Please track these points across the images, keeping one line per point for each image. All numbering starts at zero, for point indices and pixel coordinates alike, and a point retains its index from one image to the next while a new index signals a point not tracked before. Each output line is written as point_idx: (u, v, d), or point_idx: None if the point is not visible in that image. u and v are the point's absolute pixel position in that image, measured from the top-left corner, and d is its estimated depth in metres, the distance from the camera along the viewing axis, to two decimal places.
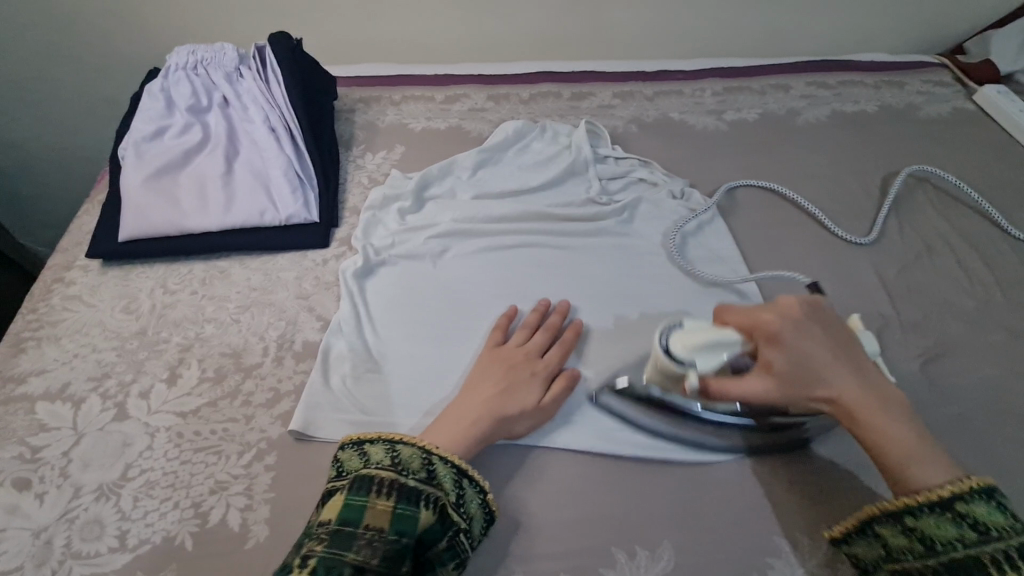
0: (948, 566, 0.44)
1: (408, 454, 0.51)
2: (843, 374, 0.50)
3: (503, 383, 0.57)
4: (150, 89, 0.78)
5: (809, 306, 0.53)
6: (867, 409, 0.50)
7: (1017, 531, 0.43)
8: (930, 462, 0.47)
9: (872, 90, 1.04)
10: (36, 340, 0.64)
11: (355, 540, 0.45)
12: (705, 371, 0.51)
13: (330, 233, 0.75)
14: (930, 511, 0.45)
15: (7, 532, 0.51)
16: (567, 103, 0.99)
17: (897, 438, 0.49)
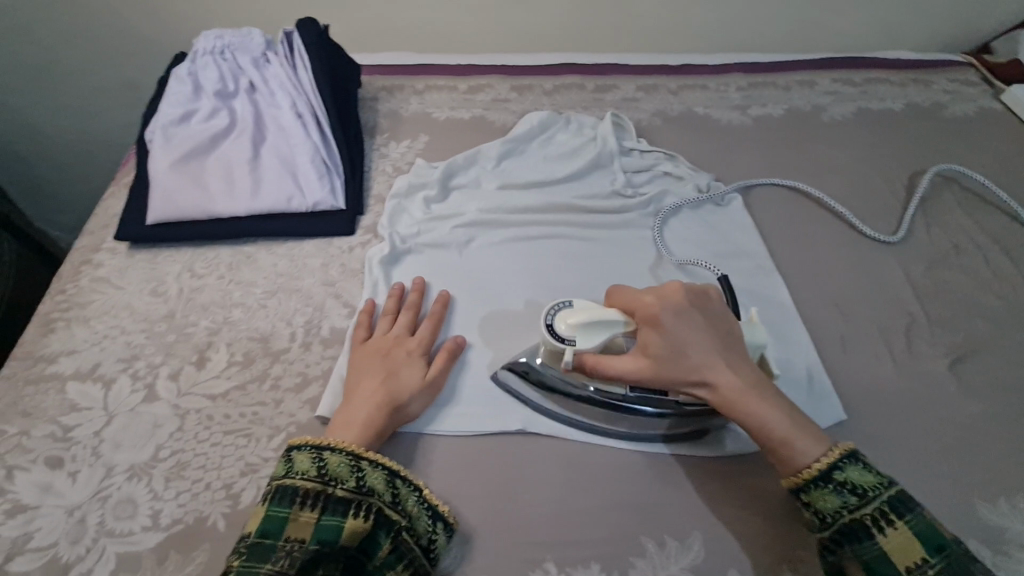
0: (843, 534, 0.46)
1: (335, 462, 0.50)
2: (723, 360, 0.52)
3: (383, 364, 0.58)
4: (178, 73, 0.78)
5: (693, 291, 0.55)
6: (743, 394, 0.50)
7: (884, 486, 0.47)
8: (805, 436, 0.49)
9: (898, 88, 1.03)
10: (66, 321, 0.64)
11: (274, 553, 0.45)
12: (585, 347, 0.55)
13: (355, 221, 0.75)
14: (816, 485, 0.47)
15: (42, 509, 0.51)
16: (590, 95, 0.98)
17: (772, 418, 0.49)
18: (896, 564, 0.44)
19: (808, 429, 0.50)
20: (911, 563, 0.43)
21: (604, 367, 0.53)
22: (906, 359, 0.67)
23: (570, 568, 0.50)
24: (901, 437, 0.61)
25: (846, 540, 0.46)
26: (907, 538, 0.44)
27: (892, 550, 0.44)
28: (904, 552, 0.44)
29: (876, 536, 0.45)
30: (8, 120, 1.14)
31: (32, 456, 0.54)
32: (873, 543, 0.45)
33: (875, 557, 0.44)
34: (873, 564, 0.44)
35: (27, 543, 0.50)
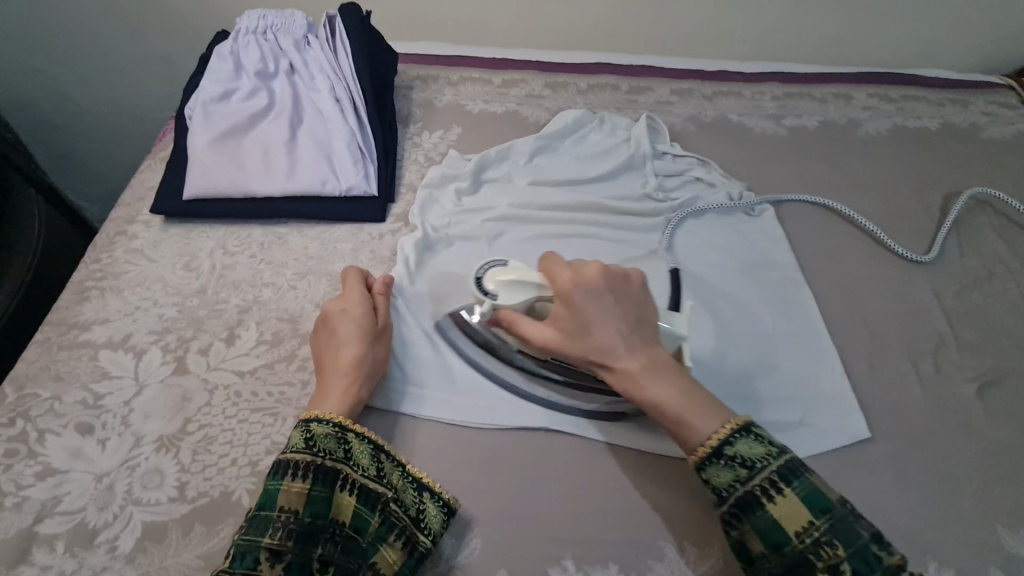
0: (739, 507, 0.46)
1: (322, 435, 0.50)
2: (628, 339, 0.52)
3: (349, 325, 0.57)
4: (220, 50, 0.78)
5: (612, 274, 0.55)
6: (641, 372, 0.51)
7: (774, 456, 0.47)
8: (700, 414, 0.49)
9: (935, 106, 1.02)
10: (100, 290, 0.65)
11: (271, 524, 0.45)
12: (506, 305, 0.56)
13: (387, 208, 0.75)
14: (710, 461, 0.48)
15: (72, 474, 0.52)
16: (624, 96, 0.98)
17: (663, 397, 0.50)
18: (786, 529, 0.44)
19: (704, 406, 0.50)
20: (799, 528, 0.44)
21: (518, 328, 0.55)
22: (934, 380, 0.66)
23: (589, 567, 0.50)
24: (925, 459, 0.60)
25: (741, 513, 0.46)
26: (793, 504, 0.45)
27: (780, 518, 0.44)
28: (792, 518, 0.44)
29: (767, 505, 0.45)
30: (43, 87, 1.15)
31: (63, 421, 0.55)
32: (764, 511, 0.45)
33: (767, 526, 0.44)
34: (765, 533, 0.44)
35: (56, 507, 0.50)
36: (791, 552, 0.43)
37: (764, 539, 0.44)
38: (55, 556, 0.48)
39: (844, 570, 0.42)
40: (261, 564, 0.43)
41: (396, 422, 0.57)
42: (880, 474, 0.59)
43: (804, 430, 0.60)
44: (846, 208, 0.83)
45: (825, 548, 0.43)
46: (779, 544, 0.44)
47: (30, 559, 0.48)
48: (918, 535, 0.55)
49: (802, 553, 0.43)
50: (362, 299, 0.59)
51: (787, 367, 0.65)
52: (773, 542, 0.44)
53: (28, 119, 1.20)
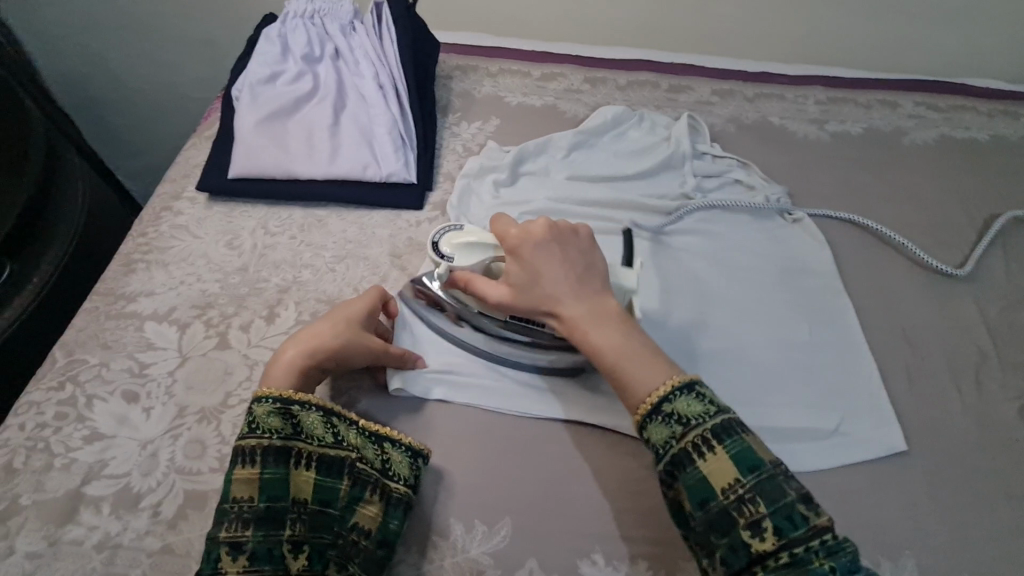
0: (672, 465, 0.45)
1: (265, 414, 0.49)
2: (573, 292, 0.52)
3: (335, 312, 0.57)
4: (269, 33, 0.79)
5: (557, 227, 0.54)
6: (582, 324, 0.50)
7: (710, 415, 0.46)
8: (642, 367, 0.48)
9: (985, 118, 0.98)
10: (146, 263, 0.67)
11: (226, 517, 0.45)
12: (461, 266, 0.56)
13: (425, 196, 0.76)
14: (649, 417, 0.46)
15: (117, 439, 0.54)
16: (664, 94, 0.97)
17: (603, 349, 0.49)
18: (712, 485, 0.44)
19: (646, 360, 0.49)
20: (725, 485, 0.43)
21: (473, 288, 0.54)
22: (974, 398, 0.65)
23: (618, 562, 0.50)
24: (961, 476, 0.59)
25: (674, 471, 0.45)
26: (723, 462, 0.44)
27: (710, 475, 0.44)
28: (720, 475, 0.44)
29: (697, 463, 0.44)
30: (91, 64, 1.18)
31: (110, 387, 0.57)
32: (695, 468, 0.44)
33: (695, 483, 0.44)
34: (693, 490, 0.44)
35: (103, 470, 0.52)
36: (717, 509, 0.43)
37: (692, 496, 0.44)
38: (101, 516, 0.50)
39: (766, 528, 0.41)
40: (222, 560, 0.44)
41: (430, 408, 0.58)
42: (914, 489, 0.58)
43: (841, 438, 0.60)
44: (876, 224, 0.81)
45: (749, 504, 0.42)
46: (706, 500, 0.43)
47: (77, 518, 0.50)
48: (952, 551, 0.54)
49: (727, 510, 0.43)
50: (364, 301, 0.58)
51: (782, 366, 0.64)
52: (700, 498, 0.44)
53: (77, 95, 1.23)
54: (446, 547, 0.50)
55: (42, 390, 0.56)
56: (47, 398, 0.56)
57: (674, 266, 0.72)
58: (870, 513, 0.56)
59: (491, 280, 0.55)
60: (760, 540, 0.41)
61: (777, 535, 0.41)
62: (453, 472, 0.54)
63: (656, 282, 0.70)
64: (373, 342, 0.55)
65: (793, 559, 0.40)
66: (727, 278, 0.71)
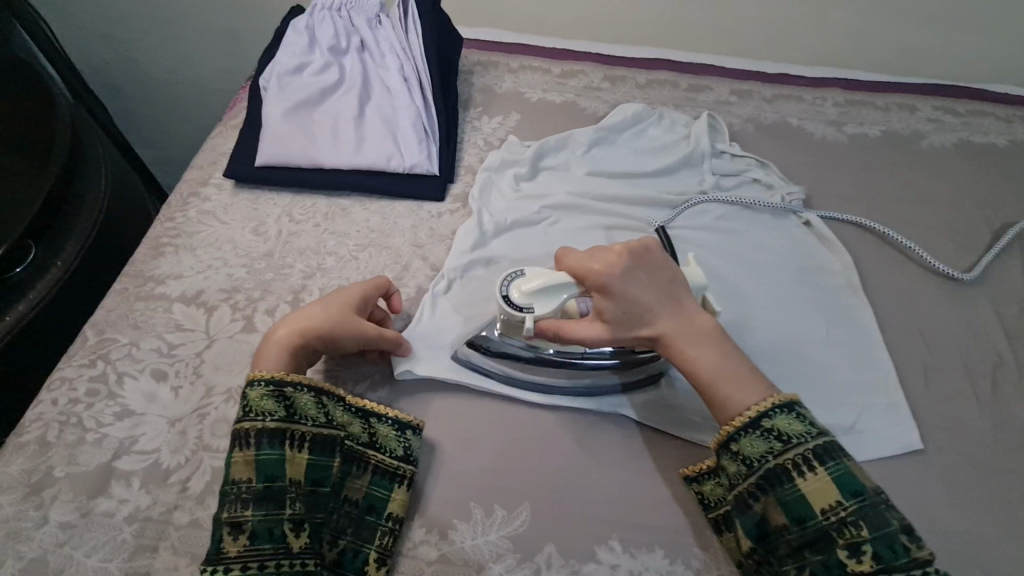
0: (768, 480, 0.47)
1: (258, 398, 0.50)
2: (665, 313, 0.53)
3: (331, 295, 0.57)
4: (297, 25, 0.81)
5: (636, 248, 0.55)
6: (680, 342, 0.52)
7: (812, 437, 0.47)
8: (744, 385, 0.50)
9: (1003, 123, 0.98)
10: (174, 246, 0.68)
11: (227, 498, 0.47)
12: (545, 317, 0.54)
13: (446, 188, 0.77)
14: (745, 431, 0.49)
15: (147, 417, 0.55)
16: (683, 93, 0.97)
17: (703, 367, 0.51)
18: (812, 504, 0.46)
19: (745, 377, 0.51)
20: (826, 505, 0.45)
21: (567, 334, 0.54)
22: (991, 400, 0.65)
23: (636, 549, 0.51)
24: (977, 477, 0.59)
25: (770, 486, 0.47)
26: (825, 483, 0.46)
27: (809, 493, 0.46)
28: (820, 495, 0.46)
29: (797, 479, 0.46)
30: (115, 53, 1.20)
31: (140, 366, 0.58)
32: (794, 485, 0.46)
33: (793, 499, 0.46)
34: (790, 506, 0.46)
35: (133, 445, 0.53)
36: (813, 527, 0.45)
37: (788, 511, 0.46)
38: (132, 490, 0.51)
39: (866, 552, 0.44)
40: (225, 539, 0.46)
41: (451, 394, 0.59)
42: (930, 486, 0.58)
43: (858, 435, 0.60)
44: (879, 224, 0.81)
45: (850, 527, 0.44)
46: (803, 517, 0.46)
47: (109, 491, 0.51)
48: (966, 549, 0.55)
49: (826, 529, 0.45)
50: (362, 288, 0.59)
51: (793, 368, 0.64)
52: (798, 514, 0.46)
53: (102, 83, 1.25)
54: (466, 530, 0.51)
55: (74, 366, 0.58)
56: (79, 374, 0.57)
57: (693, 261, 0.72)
58: None
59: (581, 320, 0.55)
60: (858, 562, 0.44)
61: (876, 560, 0.43)
62: (472, 458, 0.55)
63: None
64: (361, 330, 0.55)
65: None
66: (737, 279, 0.71)
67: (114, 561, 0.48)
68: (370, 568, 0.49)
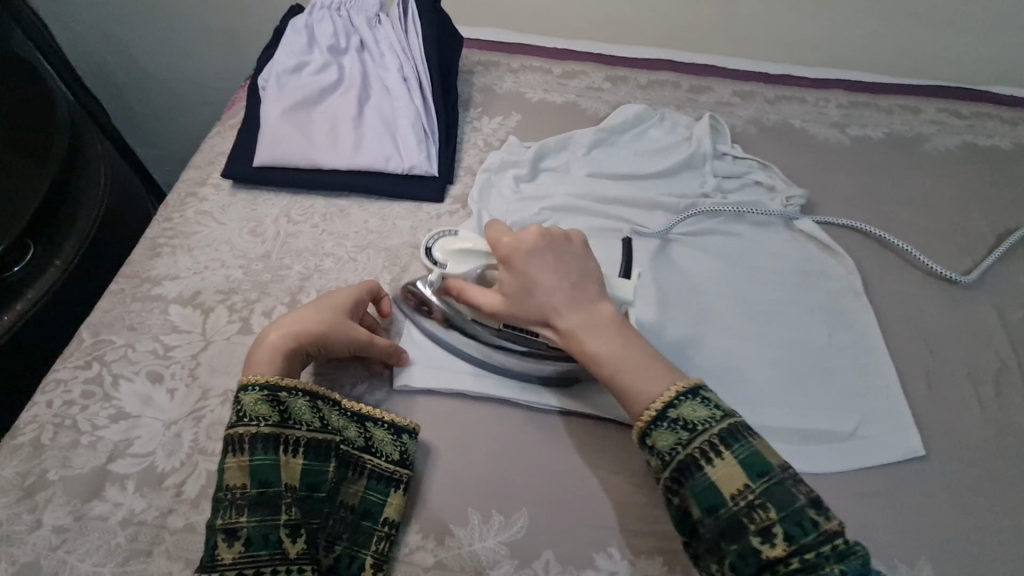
0: (678, 472, 0.45)
1: (252, 402, 0.48)
2: (570, 301, 0.52)
3: (321, 299, 0.57)
4: (295, 24, 0.80)
5: (550, 233, 0.54)
6: (582, 331, 0.51)
7: (716, 421, 0.46)
8: (642, 375, 0.48)
9: (1007, 126, 0.97)
10: (171, 247, 0.67)
11: (221, 505, 0.45)
12: (454, 274, 0.56)
13: (445, 189, 0.76)
14: (654, 424, 0.46)
15: (143, 419, 0.54)
16: (684, 94, 0.97)
17: (598, 351, 0.50)
18: (721, 491, 0.43)
19: (644, 368, 0.49)
20: (734, 491, 0.43)
21: (466, 296, 0.54)
22: (994, 406, 0.64)
23: (634, 556, 0.50)
24: (980, 484, 0.59)
25: (681, 477, 0.45)
26: (732, 468, 0.43)
27: (717, 480, 0.43)
28: (728, 480, 0.43)
29: (705, 468, 0.44)
30: (114, 52, 1.19)
31: (136, 368, 0.58)
32: (703, 474, 0.44)
33: (702, 489, 0.43)
34: (700, 497, 0.44)
35: (128, 448, 0.53)
36: (725, 516, 0.43)
37: (699, 503, 0.44)
38: (126, 494, 0.50)
39: (777, 534, 0.41)
40: (219, 547, 0.44)
41: (447, 398, 0.58)
42: (932, 492, 0.58)
43: (860, 442, 0.60)
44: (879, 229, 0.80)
45: (759, 510, 0.42)
46: (714, 507, 0.43)
47: (103, 495, 0.50)
48: (968, 557, 0.54)
49: (737, 516, 0.42)
50: (355, 291, 0.59)
51: (793, 372, 0.64)
52: (709, 504, 0.43)
53: (101, 81, 1.24)
54: (464, 535, 0.51)
55: (69, 368, 0.57)
56: (74, 376, 0.57)
57: (693, 263, 0.72)
58: (887, 518, 0.56)
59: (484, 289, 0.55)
60: (771, 547, 0.41)
61: (788, 542, 0.41)
62: (472, 462, 0.54)
63: (671, 280, 0.69)
64: (357, 333, 0.55)
65: (804, 565, 0.40)
66: (730, 282, 0.71)
67: (107, 565, 0.47)
68: (366, 573, 0.48)
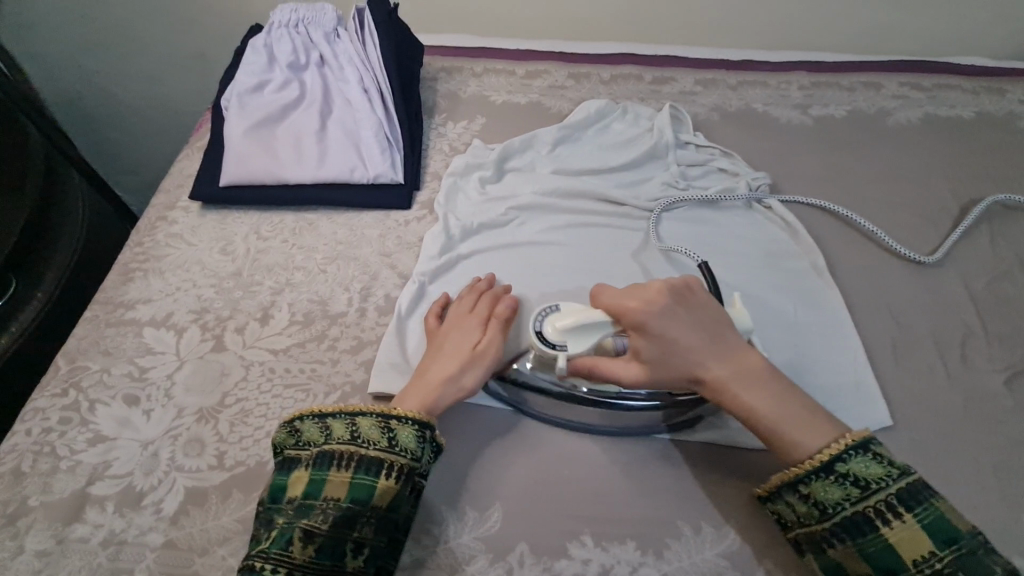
0: (845, 526, 0.46)
1: (367, 426, 0.51)
2: (713, 357, 0.52)
3: (450, 344, 0.58)
4: (254, 44, 0.81)
5: (673, 287, 0.54)
6: (733, 385, 0.50)
7: (893, 478, 0.46)
8: (807, 431, 0.49)
9: (970, 96, 0.98)
10: (143, 271, 0.69)
11: (311, 510, 0.47)
12: (578, 353, 0.53)
13: (412, 196, 0.78)
14: (817, 477, 0.47)
15: (120, 441, 0.56)
16: (647, 86, 0.98)
17: (760, 410, 0.50)
18: (900, 556, 0.44)
19: (805, 420, 0.49)
20: (916, 556, 0.44)
21: (601, 370, 0.53)
22: (960, 372, 0.65)
23: (607, 543, 0.51)
24: (949, 450, 0.59)
25: (850, 533, 0.46)
26: (913, 531, 0.44)
27: (896, 542, 0.44)
28: (910, 544, 0.44)
29: (881, 528, 0.45)
30: (87, 83, 1.21)
31: (112, 392, 0.59)
32: (879, 535, 0.45)
33: (878, 549, 0.44)
34: (875, 557, 0.44)
35: (107, 470, 0.54)
36: None
37: (874, 561, 0.45)
38: (106, 515, 0.51)
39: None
40: (294, 543, 0.46)
41: None
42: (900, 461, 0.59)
43: None
44: (843, 210, 0.81)
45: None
46: (892, 568, 0.44)
47: (84, 517, 0.51)
48: None
49: None
50: (472, 324, 0.59)
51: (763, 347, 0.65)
52: (886, 566, 0.44)
53: (76, 113, 1.26)
54: (438, 534, 0.52)
55: (46, 397, 0.58)
56: (52, 404, 0.58)
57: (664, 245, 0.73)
58: None
59: (616, 359, 0.54)
60: None
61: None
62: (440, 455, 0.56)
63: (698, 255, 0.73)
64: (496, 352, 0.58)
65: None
66: (738, 264, 0.72)
67: None
68: None
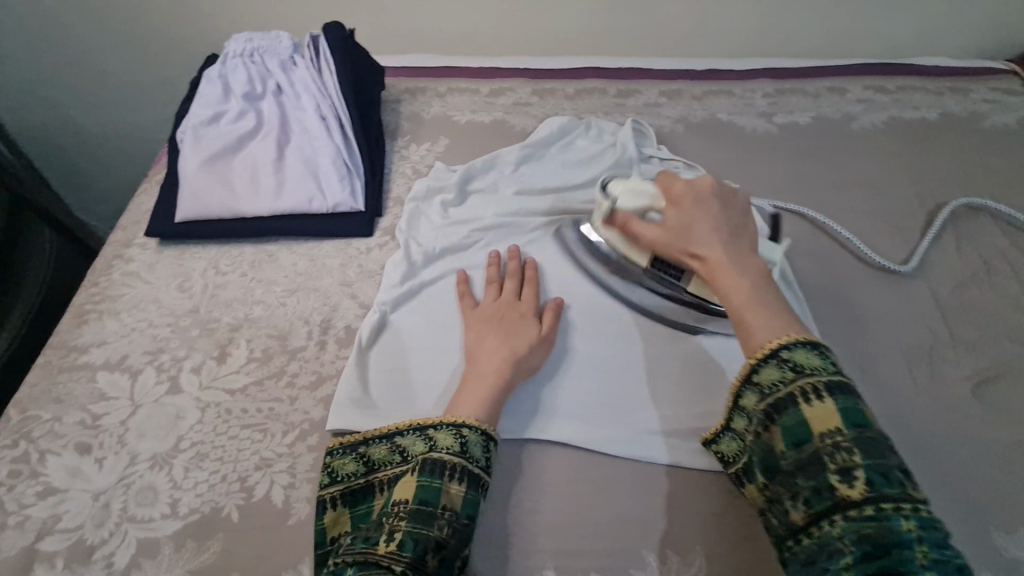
0: (773, 407, 0.45)
1: (473, 441, 0.51)
2: (722, 243, 0.56)
3: (506, 330, 0.60)
4: (209, 75, 0.81)
5: (722, 190, 0.60)
6: (724, 265, 0.54)
7: (829, 371, 0.45)
8: (767, 318, 0.49)
9: (933, 97, 0.98)
10: (98, 312, 0.67)
11: (434, 520, 0.46)
12: (624, 208, 0.64)
13: (374, 222, 0.77)
14: (760, 359, 0.47)
15: (71, 493, 0.54)
16: (612, 100, 0.98)
17: (735, 288, 0.52)
18: (810, 429, 0.43)
19: (772, 312, 0.50)
20: (824, 430, 0.42)
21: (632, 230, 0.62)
22: (928, 380, 0.65)
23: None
24: (916, 462, 0.59)
25: (773, 414, 0.45)
26: (828, 411, 0.43)
27: (810, 420, 0.43)
28: (823, 421, 0.43)
29: (800, 406, 0.44)
30: (52, 115, 1.19)
31: (63, 441, 0.57)
32: (796, 412, 0.44)
33: (792, 423, 0.44)
34: (790, 431, 0.44)
35: (56, 524, 0.52)
36: (811, 451, 0.42)
37: (789, 436, 0.44)
38: (54, 571, 0.50)
39: (858, 476, 0.40)
40: (427, 554, 0.44)
41: None
42: None
43: None
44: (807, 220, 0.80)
45: (844, 453, 0.41)
46: (801, 442, 0.43)
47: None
48: None
49: (819, 454, 0.42)
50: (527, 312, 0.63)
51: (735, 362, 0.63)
52: (796, 439, 0.43)
53: (42, 147, 1.24)
54: None
55: None
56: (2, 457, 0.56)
57: None
58: None
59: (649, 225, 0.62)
60: (849, 487, 0.40)
61: (869, 487, 0.39)
62: None
63: None
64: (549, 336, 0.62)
65: (878, 513, 0.38)
66: None
67: None
68: None
